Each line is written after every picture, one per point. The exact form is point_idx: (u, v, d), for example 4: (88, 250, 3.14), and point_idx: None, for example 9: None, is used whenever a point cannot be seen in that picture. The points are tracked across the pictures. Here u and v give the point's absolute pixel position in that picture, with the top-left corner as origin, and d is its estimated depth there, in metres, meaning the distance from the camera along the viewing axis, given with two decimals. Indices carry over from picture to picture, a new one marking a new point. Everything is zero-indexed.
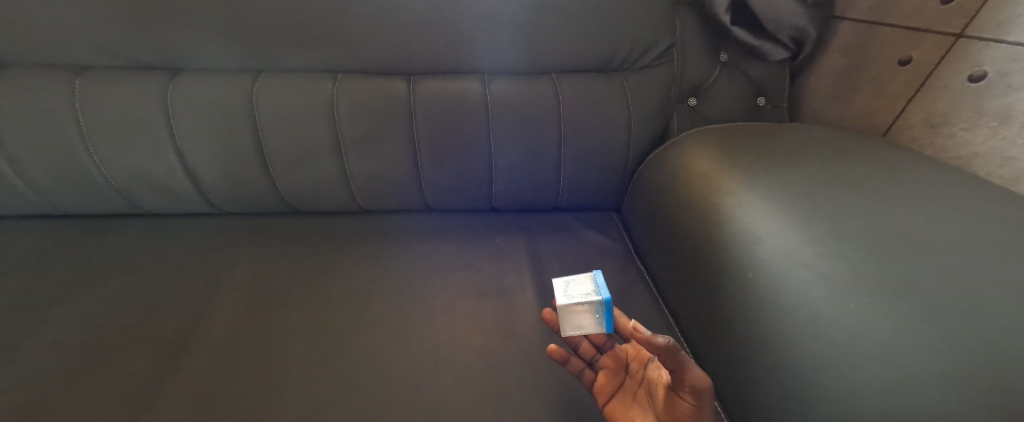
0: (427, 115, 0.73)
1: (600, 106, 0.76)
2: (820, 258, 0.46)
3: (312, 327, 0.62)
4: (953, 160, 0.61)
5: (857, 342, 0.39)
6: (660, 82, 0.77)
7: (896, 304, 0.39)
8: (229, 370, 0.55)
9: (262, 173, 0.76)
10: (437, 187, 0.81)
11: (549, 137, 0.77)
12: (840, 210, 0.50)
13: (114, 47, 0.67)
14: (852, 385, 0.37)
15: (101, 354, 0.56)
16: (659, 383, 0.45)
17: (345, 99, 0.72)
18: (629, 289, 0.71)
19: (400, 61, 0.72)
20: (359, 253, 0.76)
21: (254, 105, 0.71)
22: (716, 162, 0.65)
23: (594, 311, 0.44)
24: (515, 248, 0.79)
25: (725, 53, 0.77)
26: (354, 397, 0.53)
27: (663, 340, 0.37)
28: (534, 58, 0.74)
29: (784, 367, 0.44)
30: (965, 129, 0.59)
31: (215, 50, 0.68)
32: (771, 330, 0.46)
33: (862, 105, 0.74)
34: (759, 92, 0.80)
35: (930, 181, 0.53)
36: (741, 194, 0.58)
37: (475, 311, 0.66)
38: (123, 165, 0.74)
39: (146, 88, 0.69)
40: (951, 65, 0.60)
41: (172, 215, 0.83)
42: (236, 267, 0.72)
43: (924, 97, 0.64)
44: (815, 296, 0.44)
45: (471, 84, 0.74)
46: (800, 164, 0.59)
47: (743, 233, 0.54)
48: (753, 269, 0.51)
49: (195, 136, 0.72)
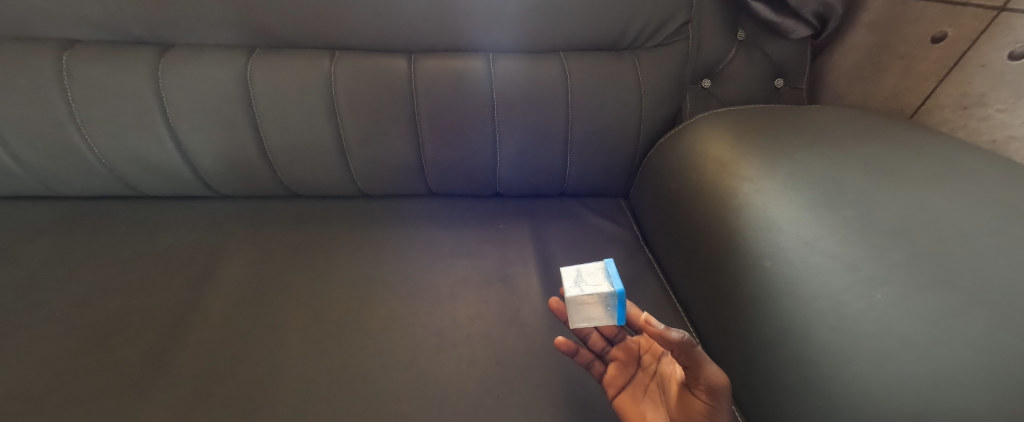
0: (428, 93, 0.70)
1: (610, 84, 0.72)
2: (846, 246, 0.43)
3: (312, 313, 0.61)
4: (987, 144, 0.57)
5: (883, 335, 0.36)
6: (674, 61, 0.73)
7: (930, 296, 0.36)
8: (225, 359, 0.54)
9: (260, 155, 0.74)
10: (439, 172, 0.78)
11: (555, 119, 0.74)
12: (868, 197, 0.47)
13: (102, 19, 0.64)
14: (877, 383, 0.35)
15: (91, 344, 0.55)
16: (672, 378, 0.43)
17: (343, 78, 0.68)
18: (637, 278, 0.69)
19: (401, 37, 0.69)
20: (360, 239, 0.74)
21: (248, 84, 0.67)
22: (732, 146, 0.61)
23: (605, 303, 0.42)
24: (519, 234, 0.77)
25: (744, 29, 0.72)
26: (354, 389, 0.52)
27: (677, 334, 0.35)
28: (543, 35, 0.70)
29: (802, 361, 0.42)
30: (1001, 111, 0.55)
31: (207, 25, 0.65)
32: (789, 322, 0.44)
33: (888, 85, 0.70)
34: (778, 73, 0.75)
35: (965, 166, 0.49)
36: (759, 179, 0.55)
37: (477, 299, 0.64)
38: (117, 146, 0.72)
39: (134, 64, 0.66)
40: (991, 41, 0.56)
41: (168, 198, 0.81)
42: (233, 252, 0.70)
43: (957, 76, 0.60)
44: (839, 288, 0.41)
45: (474, 61, 0.70)
46: (822, 147, 0.56)
47: (760, 220, 0.51)
48: (771, 258, 0.48)
49: (188, 116, 0.69)
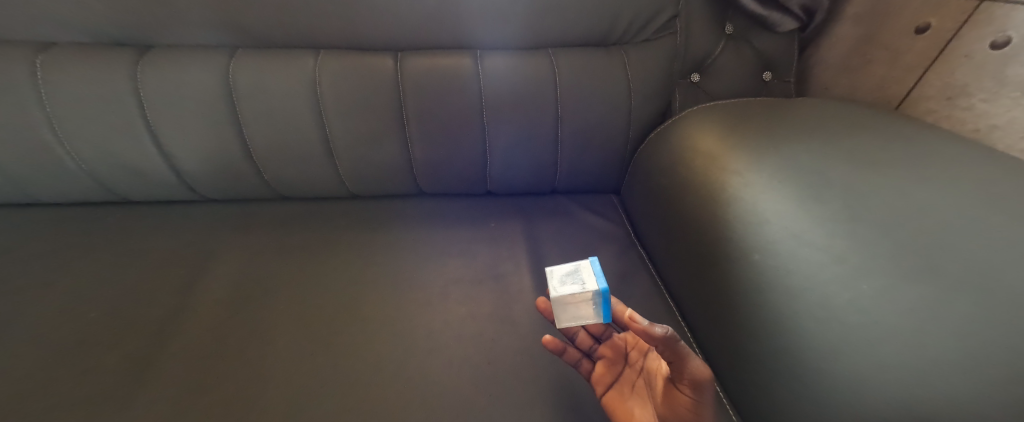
0: (416, 92, 0.69)
1: (598, 79, 0.72)
2: (832, 239, 0.43)
3: (302, 316, 0.60)
4: (971, 133, 0.58)
5: (869, 325, 0.37)
6: (663, 56, 0.72)
7: (914, 287, 0.36)
8: (213, 365, 0.53)
9: (246, 158, 0.73)
10: (429, 171, 0.78)
11: (545, 115, 0.73)
12: (854, 189, 0.47)
13: (79, 21, 0.62)
14: (865, 374, 0.35)
15: (75, 352, 0.54)
16: (659, 374, 0.43)
17: (329, 78, 0.67)
18: (628, 274, 0.69)
19: (387, 35, 0.68)
20: (350, 240, 0.73)
21: (232, 85, 0.66)
22: (721, 139, 0.62)
23: (592, 301, 0.42)
24: (511, 232, 0.76)
25: (732, 24, 0.72)
26: (346, 391, 0.51)
27: (661, 330, 0.34)
28: (531, 31, 0.70)
29: (790, 353, 0.42)
30: (984, 100, 0.56)
31: (188, 26, 0.64)
32: (777, 315, 0.44)
33: (875, 77, 0.70)
34: (766, 66, 0.76)
35: (949, 157, 0.49)
36: (747, 173, 0.55)
37: (470, 299, 0.64)
38: (98, 151, 0.70)
39: (113, 66, 0.64)
40: (974, 31, 0.56)
41: (152, 203, 0.80)
42: (221, 256, 0.69)
43: (942, 66, 0.60)
44: (826, 279, 0.41)
45: (463, 59, 0.69)
46: (810, 140, 0.56)
47: (748, 213, 0.51)
48: (760, 251, 0.48)
49: (171, 119, 0.68)
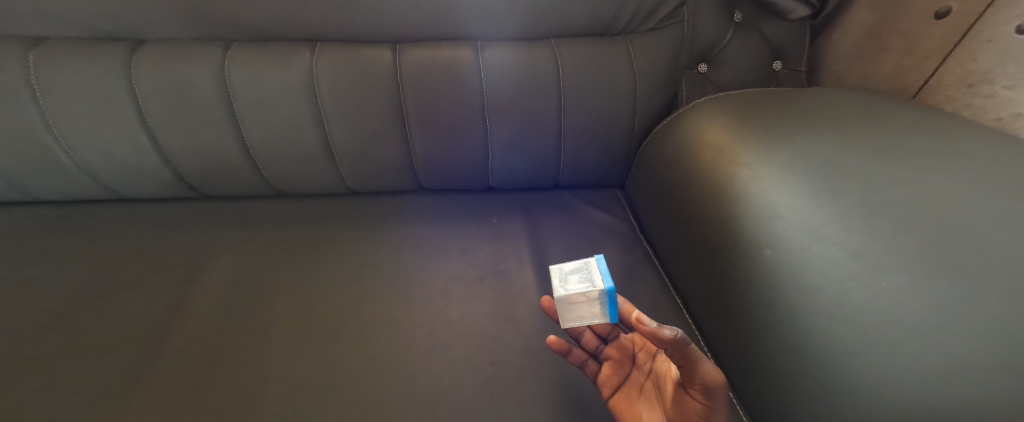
0: (415, 85, 0.67)
1: (602, 70, 0.70)
2: (849, 234, 0.41)
3: (299, 314, 0.59)
4: (994, 122, 0.55)
5: (889, 325, 0.35)
6: (669, 45, 0.70)
7: (937, 284, 0.34)
8: (210, 364, 0.53)
9: (243, 153, 0.72)
10: (430, 166, 0.76)
11: (548, 108, 0.71)
12: (872, 181, 0.45)
13: (70, 15, 0.61)
14: (885, 376, 0.34)
15: (72, 352, 0.53)
16: (667, 377, 0.41)
17: (326, 71, 0.66)
18: (633, 271, 0.68)
19: (386, 27, 0.66)
20: (349, 237, 0.72)
21: (227, 80, 0.65)
22: (729, 131, 0.59)
23: (596, 301, 0.41)
24: (513, 228, 0.75)
25: (740, 11, 0.69)
26: (344, 391, 0.51)
27: (670, 332, 0.34)
28: (533, 20, 0.68)
29: (803, 353, 0.40)
30: (1007, 87, 0.53)
31: (181, 19, 0.63)
32: (789, 313, 0.42)
33: (890, 65, 0.68)
34: (776, 55, 0.73)
35: (972, 147, 0.47)
36: (757, 165, 0.53)
37: (471, 297, 0.62)
38: (94, 148, 0.70)
39: (106, 61, 0.63)
40: (997, 15, 0.53)
41: (150, 200, 0.79)
42: (218, 254, 0.68)
43: (963, 52, 0.58)
44: (843, 276, 0.39)
45: (462, 50, 0.67)
46: (823, 131, 0.54)
47: (759, 207, 0.49)
48: (771, 247, 0.46)
49: (166, 116, 0.67)
